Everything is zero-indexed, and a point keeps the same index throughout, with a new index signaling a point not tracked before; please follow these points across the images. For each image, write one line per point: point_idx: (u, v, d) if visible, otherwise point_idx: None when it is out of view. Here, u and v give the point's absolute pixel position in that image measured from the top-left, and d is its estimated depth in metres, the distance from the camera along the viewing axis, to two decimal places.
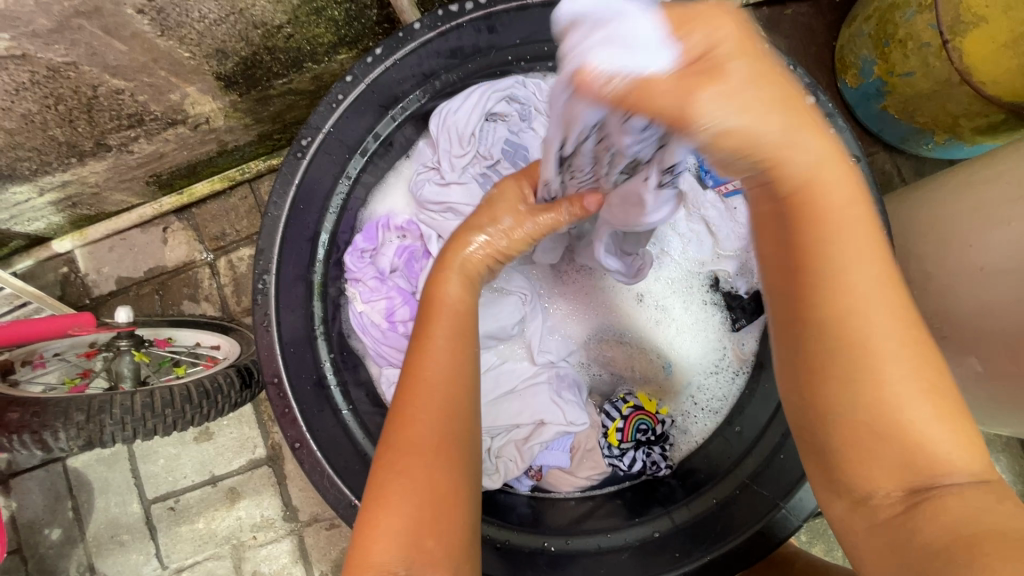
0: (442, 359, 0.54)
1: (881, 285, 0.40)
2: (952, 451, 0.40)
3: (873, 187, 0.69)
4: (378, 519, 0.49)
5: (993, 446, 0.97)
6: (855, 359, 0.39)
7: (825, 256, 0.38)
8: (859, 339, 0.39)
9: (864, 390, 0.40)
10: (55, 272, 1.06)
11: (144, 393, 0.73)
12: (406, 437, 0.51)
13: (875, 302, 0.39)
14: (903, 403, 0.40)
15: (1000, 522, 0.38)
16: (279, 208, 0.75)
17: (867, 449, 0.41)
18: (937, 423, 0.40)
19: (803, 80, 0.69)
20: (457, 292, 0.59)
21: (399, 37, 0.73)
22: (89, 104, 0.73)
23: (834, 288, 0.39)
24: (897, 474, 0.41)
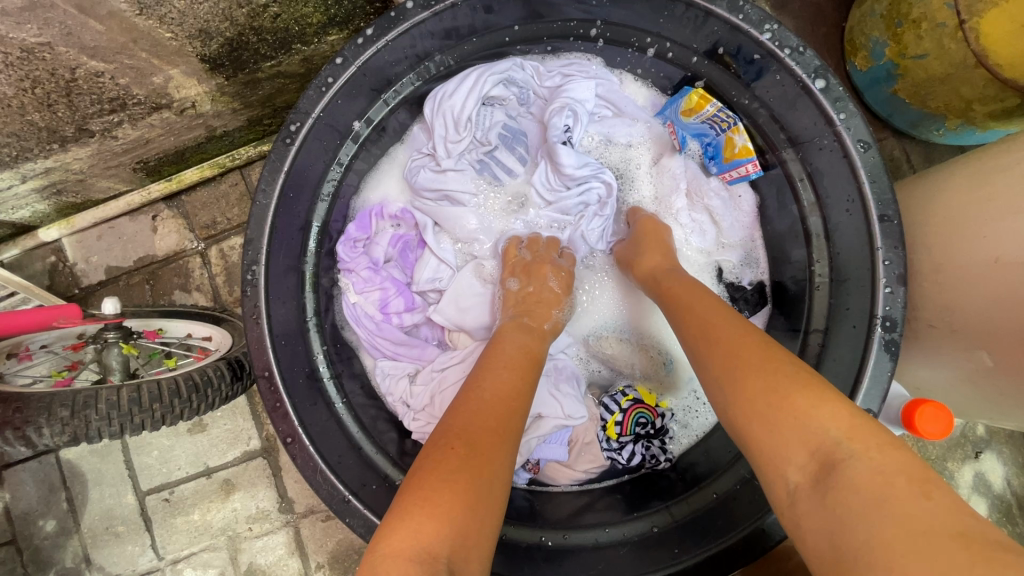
0: (510, 386, 0.60)
1: (724, 316, 0.58)
2: (826, 424, 0.44)
3: (885, 174, 0.66)
4: (431, 493, 0.47)
5: (996, 438, 0.96)
6: (714, 377, 0.53)
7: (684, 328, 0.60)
8: (712, 359, 0.54)
9: (721, 387, 0.52)
10: (43, 261, 1.03)
11: (132, 387, 0.71)
12: (474, 430, 0.52)
13: (720, 328, 0.56)
14: (748, 385, 0.50)
15: (882, 494, 0.39)
16: (268, 195, 0.72)
17: (747, 425, 0.48)
18: (786, 389, 0.47)
19: (814, 62, 0.66)
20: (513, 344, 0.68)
21: (392, 18, 0.70)
22: (68, 87, 0.70)
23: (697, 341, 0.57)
24: (792, 457, 0.45)
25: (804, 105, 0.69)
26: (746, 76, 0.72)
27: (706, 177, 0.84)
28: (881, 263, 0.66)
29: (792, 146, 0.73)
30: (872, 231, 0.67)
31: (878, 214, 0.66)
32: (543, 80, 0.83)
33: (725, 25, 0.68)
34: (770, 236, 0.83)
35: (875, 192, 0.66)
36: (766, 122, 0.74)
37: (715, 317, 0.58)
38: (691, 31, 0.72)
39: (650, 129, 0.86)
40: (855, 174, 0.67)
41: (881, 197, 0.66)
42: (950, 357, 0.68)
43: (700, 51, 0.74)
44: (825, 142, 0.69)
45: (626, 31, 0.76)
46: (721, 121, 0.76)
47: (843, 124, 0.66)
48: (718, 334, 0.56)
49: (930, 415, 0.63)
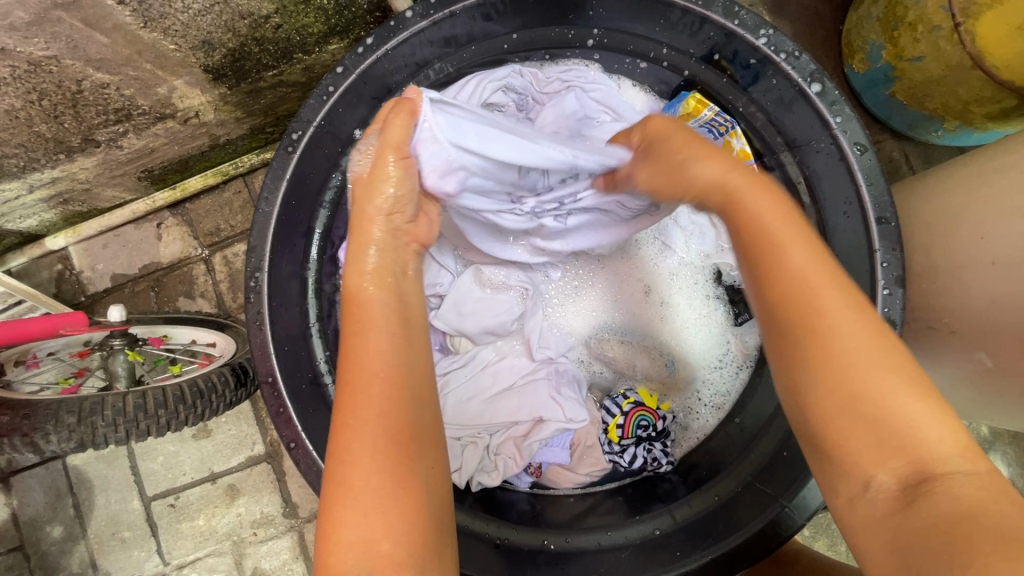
0: (375, 356, 0.52)
1: (829, 271, 0.47)
2: (935, 437, 0.43)
3: (881, 178, 0.66)
4: (337, 527, 0.48)
5: (1000, 439, 0.95)
6: (821, 338, 0.45)
7: (774, 259, 0.48)
8: (817, 322, 0.46)
9: (832, 363, 0.45)
10: (50, 269, 1.04)
11: (137, 393, 0.72)
12: (345, 437, 0.50)
13: (830, 287, 0.46)
14: (868, 375, 0.44)
15: (986, 509, 0.39)
16: (270, 203, 0.74)
17: (844, 417, 0.44)
18: (904, 396, 0.44)
19: (810, 66, 0.67)
20: (374, 291, 0.56)
21: (391, 27, 0.71)
22: (74, 99, 0.71)
23: (795, 287, 0.46)
24: (889, 460, 0.43)
25: (800, 108, 0.69)
26: (743, 81, 0.73)
27: None
28: (880, 265, 0.67)
29: (789, 149, 0.73)
30: (870, 234, 0.67)
31: (875, 217, 0.67)
32: (543, 85, 0.82)
33: (721, 30, 0.69)
34: None
35: (873, 195, 0.67)
36: (763, 125, 0.74)
37: (828, 270, 0.47)
38: (686, 37, 0.73)
39: None
40: (854, 176, 0.67)
41: (878, 200, 0.66)
42: (950, 358, 0.68)
43: (697, 56, 0.74)
44: (822, 144, 0.69)
45: (623, 37, 0.76)
46: (719, 125, 0.75)
47: (840, 127, 0.67)
48: (823, 292, 0.46)
49: None
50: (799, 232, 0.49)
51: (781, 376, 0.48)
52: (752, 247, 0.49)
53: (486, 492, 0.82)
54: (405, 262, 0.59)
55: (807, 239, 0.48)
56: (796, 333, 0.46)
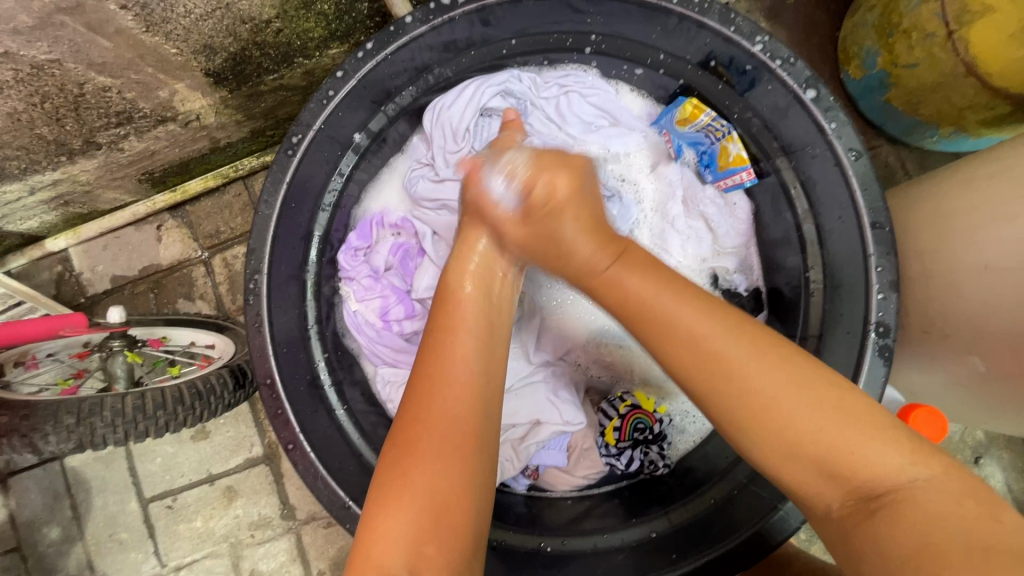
0: (460, 355, 0.56)
1: (734, 334, 0.53)
2: (881, 456, 0.46)
3: (875, 183, 0.67)
4: (385, 518, 0.49)
5: (995, 443, 0.96)
6: (738, 389, 0.51)
7: (666, 334, 0.55)
8: (734, 382, 0.51)
9: (767, 419, 0.50)
10: (50, 270, 1.05)
11: (136, 394, 0.72)
12: (416, 429, 0.52)
13: (733, 349, 0.52)
14: (800, 417, 0.49)
15: (957, 516, 0.42)
16: (270, 206, 0.74)
17: (787, 460, 0.49)
18: (839, 428, 0.48)
19: (804, 73, 0.67)
20: (471, 289, 0.62)
21: (390, 32, 0.71)
22: (76, 102, 0.72)
23: (689, 350, 0.53)
24: (839, 487, 0.47)
25: (796, 114, 0.70)
26: (739, 87, 0.73)
27: (702, 184, 0.86)
28: (874, 270, 0.67)
29: (784, 154, 0.74)
30: (864, 238, 0.68)
31: (870, 222, 0.67)
32: (540, 90, 0.84)
33: (718, 36, 0.69)
34: (764, 243, 0.84)
35: (867, 200, 0.67)
36: (759, 131, 0.75)
37: (728, 333, 0.53)
38: (683, 43, 0.73)
39: (646, 138, 0.86)
40: (848, 181, 0.68)
41: (872, 205, 0.67)
42: (943, 362, 0.69)
43: (694, 62, 0.75)
44: (817, 150, 0.70)
45: (621, 41, 0.77)
46: (715, 129, 0.80)
47: (834, 132, 0.67)
48: (722, 347, 0.52)
49: (923, 420, 0.62)
50: (681, 296, 0.56)
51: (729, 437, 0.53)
52: (646, 328, 0.56)
53: None
54: (506, 265, 0.65)
55: (691, 303, 0.55)
56: (715, 392, 0.52)
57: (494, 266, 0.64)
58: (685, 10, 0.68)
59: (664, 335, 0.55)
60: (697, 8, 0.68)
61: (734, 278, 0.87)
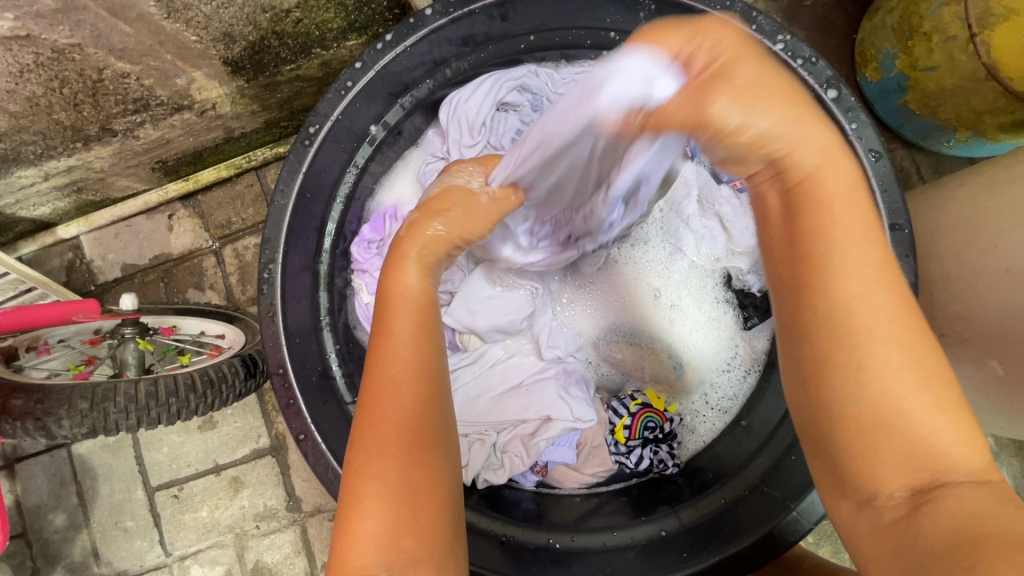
0: (410, 348, 0.50)
1: (883, 284, 0.42)
2: (957, 454, 0.40)
3: (896, 185, 0.67)
4: (356, 518, 0.46)
5: (1005, 450, 0.95)
6: (867, 349, 0.41)
7: (808, 254, 0.43)
8: (855, 337, 0.41)
9: (865, 373, 0.41)
10: (61, 257, 1.05)
11: (149, 381, 0.72)
12: (376, 428, 0.47)
13: (874, 295, 0.42)
14: (894, 386, 0.41)
15: (1014, 525, 0.37)
16: (286, 196, 0.75)
17: (856, 431, 0.42)
18: (921, 397, 0.41)
19: (826, 73, 0.67)
20: (413, 281, 0.53)
21: (410, 24, 0.72)
22: (95, 87, 0.72)
23: (835, 280, 0.42)
24: (901, 474, 0.41)
25: None
26: None
27: (717, 184, 0.86)
28: None
29: None
30: (883, 240, 0.67)
31: (890, 223, 0.67)
32: (556, 86, 0.82)
33: None
34: None
35: (887, 201, 0.67)
36: None
37: (877, 287, 0.42)
38: None
39: None
40: (867, 182, 0.68)
41: (892, 206, 0.67)
42: (961, 366, 0.68)
43: None
44: None
45: None
46: None
47: (854, 133, 0.67)
48: (866, 295, 0.42)
49: None
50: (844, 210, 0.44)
51: (798, 379, 0.45)
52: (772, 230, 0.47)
53: (492, 491, 0.82)
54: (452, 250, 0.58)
55: (852, 229, 0.43)
56: (824, 327, 0.42)
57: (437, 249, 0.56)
58: (706, 8, 0.69)
59: (804, 254, 0.44)
60: (720, 5, 0.68)
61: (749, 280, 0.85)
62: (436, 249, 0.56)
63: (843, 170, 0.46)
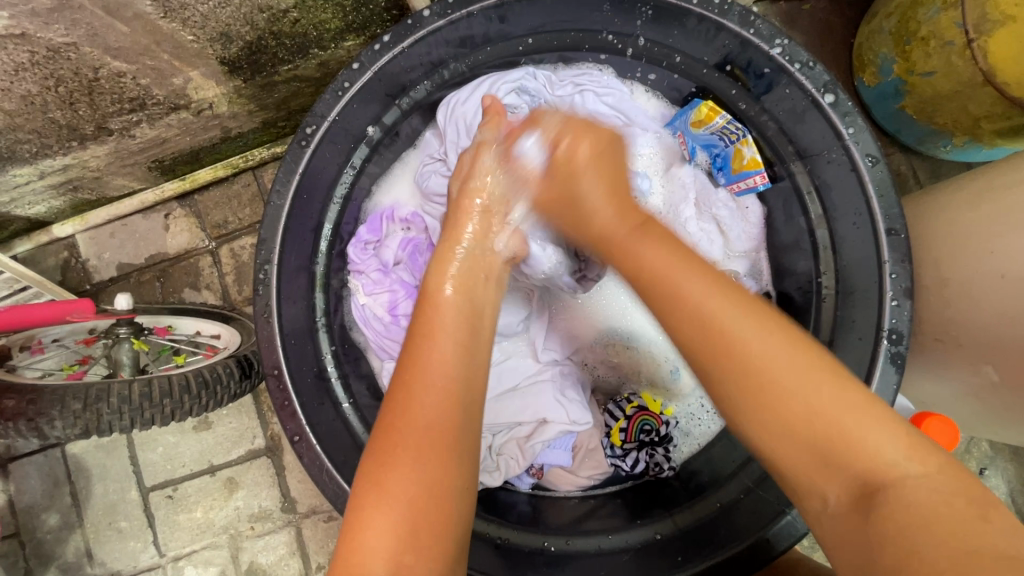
0: (438, 362, 0.55)
1: (754, 321, 0.52)
2: (884, 447, 0.45)
3: (892, 190, 0.67)
4: (362, 529, 0.49)
5: (1000, 454, 0.95)
6: (755, 372, 0.50)
7: (684, 307, 0.54)
8: (748, 363, 0.50)
9: (761, 395, 0.49)
10: (56, 256, 1.04)
11: (143, 382, 0.72)
12: (393, 439, 0.51)
13: (747, 329, 0.51)
14: (796, 393, 0.48)
15: (947, 513, 0.40)
16: (282, 196, 0.74)
17: (783, 442, 0.49)
18: (826, 403, 0.47)
19: (823, 77, 0.67)
20: (449, 296, 0.61)
21: (408, 25, 0.71)
22: (90, 86, 0.72)
23: (709, 327, 0.52)
24: (835, 475, 0.47)
25: (813, 119, 0.70)
26: (755, 90, 0.73)
27: (714, 187, 0.86)
28: (889, 276, 0.67)
29: (799, 159, 0.74)
30: (879, 245, 0.68)
31: (885, 228, 0.67)
32: (555, 88, 0.82)
33: (736, 39, 0.69)
34: (773, 247, 0.84)
35: (883, 207, 0.67)
36: (774, 134, 0.75)
37: (751, 320, 0.52)
38: (700, 43, 0.73)
39: (660, 140, 0.85)
40: (864, 187, 0.68)
41: (889, 211, 0.67)
42: (956, 371, 0.69)
43: (710, 63, 0.74)
44: (834, 155, 0.69)
45: (637, 41, 0.76)
46: (730, 133, 0.79)
47: (852, 138, 0.67)
48: (741, 330, 0.51)
49: (936, 428, 0.62)
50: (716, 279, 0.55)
51: (724, 415, 0.53)
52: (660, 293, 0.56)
53: (488, 493, 0.82)
54: (491, 269, 0.66)
55: (721, 287, 0.54)
56: (715, 367, 0.51)
57: (479, 267, 0.65)
58: (704, 11, 0.68)
59: (682, 309, 0.54)
60: (717, 9, 0.68)
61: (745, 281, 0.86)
62: (479, 267, 0.65)
63: (677, 248, 0.59)
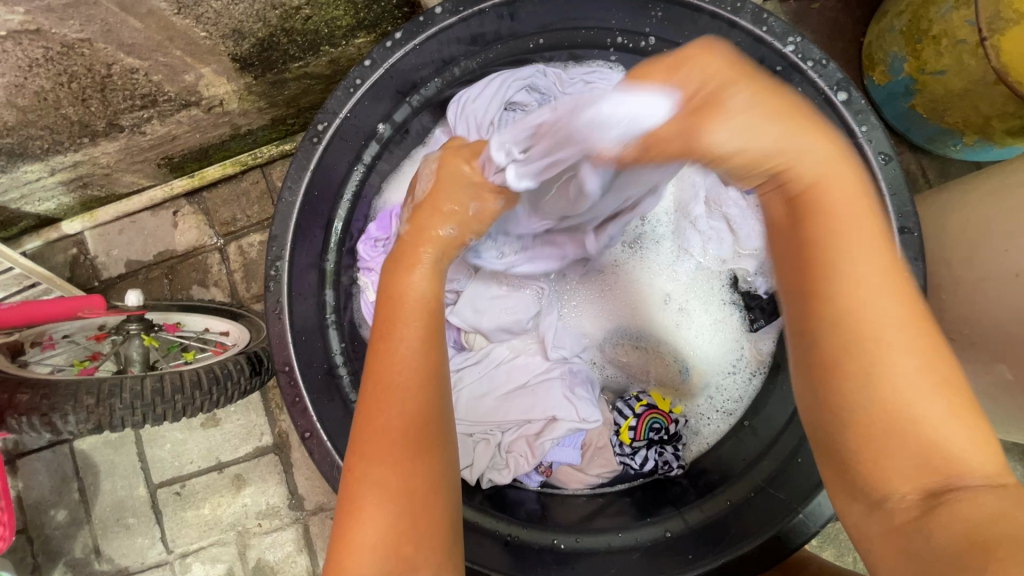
0: (403, 354, 0.52)
1: (895, 286, 0.41)
2: (972, 453, 0.39)
3: (904, 188, 0.67)
4: (356, 526, 0.48)
5: (1009, 454, 0.95)
6: (871, 358, 0.40)
7: (808, 241, 0.42)
8: (867, 340, 0.40)
9: (872, 378, 0.40)
10: (65, 253, 1.05)
11: (155, 378, 0.72)
12: (369, 433, 0.50)
13: (879, 291, 0.41)
14: (907, 394, 0.40)
15: (1020, 520, 0.36)
16: (294, 192, 0.74)
17: (865, 430, 0.41)
18: (937, 397, 0.40)
19: (836, 75, 0.67)
20: (417, 287, 0.56)
21: (419, 23, 0.71)
22: (103, 82, 0.72)
23: (830, 270, 0.41)
24: (913, 474, 0.40)
25: None
26: None
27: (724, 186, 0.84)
28: (901, 276, 0.67)
29: None
30: None
31: (899, 227, 0.67)
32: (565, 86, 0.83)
33: (749, 36, 0.69)
34: None
35: (896, 205, 0.67)
36: None
37: (886, 282, 0.41)
38: None
39: None
40: (877, 186, 0.67)
41: (901, 209, 0.66)
42: (968, 370, 0.69)
43: None
44: None
45: (646, 41, 0.76)
46: None
47: (864, 135, 0.67)
48: (867, 285, 0.41)
49: None
50: (851, 201, 0.43)
51: (803, 381, 0.45)
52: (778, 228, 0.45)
53: (496, 490, 0.83)
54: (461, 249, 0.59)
55: (857, 224, 0.42)
56: (840, 334, 0.41)
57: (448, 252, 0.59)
58: (717, 9, 0.69)
59: (800, 244, 0.43)
60: (730, 6, 0.68)
61: (756, 282, 0.85)
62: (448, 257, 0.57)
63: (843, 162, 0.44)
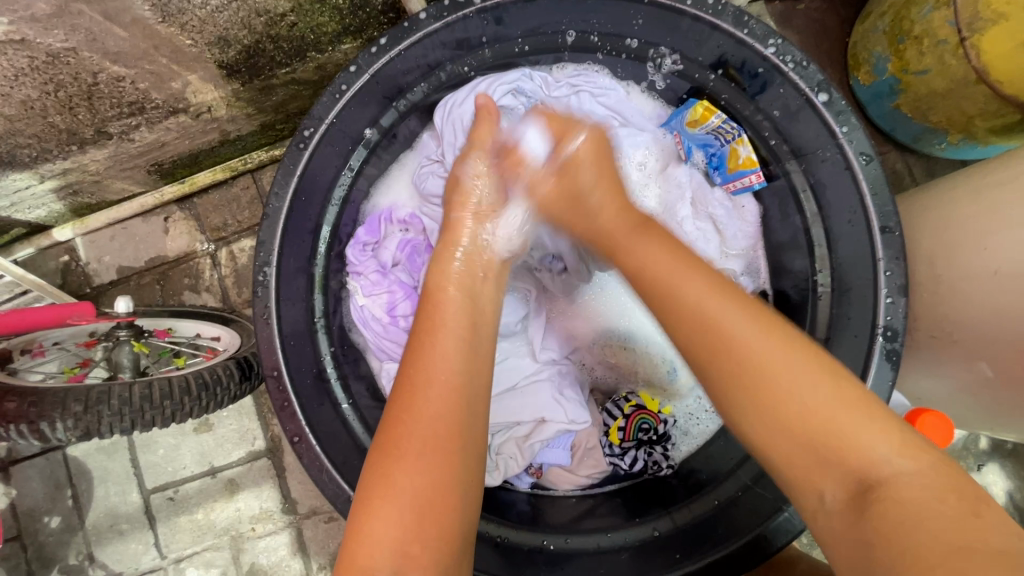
0: (439, 359, 0.55)
1: (757, 323, 0.52)
2: (878, 446, 0.45)
3: (885, 187, 0.67)
4: (368, 519, 0.49)
5: (998, 451, 0.96)
6: (773, 393, 0.49)
7: (673, 303, 0.55)
8: (754, 381, 0.50)
9: (767, 399, 0.49)
10: (56, 260, 1.05)
11: (143, 384, 0.72)
12: (398, 434, 0.52)
13: (744, 327, 0.52)
14: (804, 408, 0.48)
15: (951, 517, 0.40)
16: (281, 199, 0.74)
17: (785, 446, 0.48)
18: (824, 406, 0.47)
19: (817, 77, 0.67)
20: (451, 289, 0.61)
21: (404, 28, 0.71)
22: (90, 91, 0.72)
23: (706, 329, 0.53)
24: (830, 472, 0.47)
25: (807, 118, 0.70)
26: (750, 90, 0.74)
27: (710, 186, 0.87)
28: (883, 273, 0.68)
29: (794, 158, 0.74)
30: (873, 243, 0.68)
31: (879, 226, 0.68)
32: (551, 89, 0.83)
33: (730, 39, 0.70)
34: (771, 247, 0.84)
35: (877, 204, 0.67)
36: (770, 134, 0.75)
37: (744, 323, 0.52)
38: (694, 44, 0.73)
39: (659, 140, 0.85)
40: (858, 186, 0.68)
41: (882, 209, 0.67)
42: (950, 368, 0.69)
43: (705, 64, 0.75)
44: (828, 154, 0.70)
45: (630, 41, 0.76)
46: (726, 132, 0.79)
47: (845, 137, 0.68)
48: (733, 329, 0.52)
49: (932, 424, 0.63)
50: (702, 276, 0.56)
51: (728, 417, 0.52)
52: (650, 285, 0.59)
53: (487, 492, 0.83)
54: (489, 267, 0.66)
55: (708, 282, 0.55)
56: (724, 366, 0.51)
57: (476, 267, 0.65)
58: (698, 12, 0.69)
59: (672, 304, 0.55)
60: (711, 10, 0.68)
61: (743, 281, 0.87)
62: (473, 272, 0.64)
63: (670, 247, 0.60)
